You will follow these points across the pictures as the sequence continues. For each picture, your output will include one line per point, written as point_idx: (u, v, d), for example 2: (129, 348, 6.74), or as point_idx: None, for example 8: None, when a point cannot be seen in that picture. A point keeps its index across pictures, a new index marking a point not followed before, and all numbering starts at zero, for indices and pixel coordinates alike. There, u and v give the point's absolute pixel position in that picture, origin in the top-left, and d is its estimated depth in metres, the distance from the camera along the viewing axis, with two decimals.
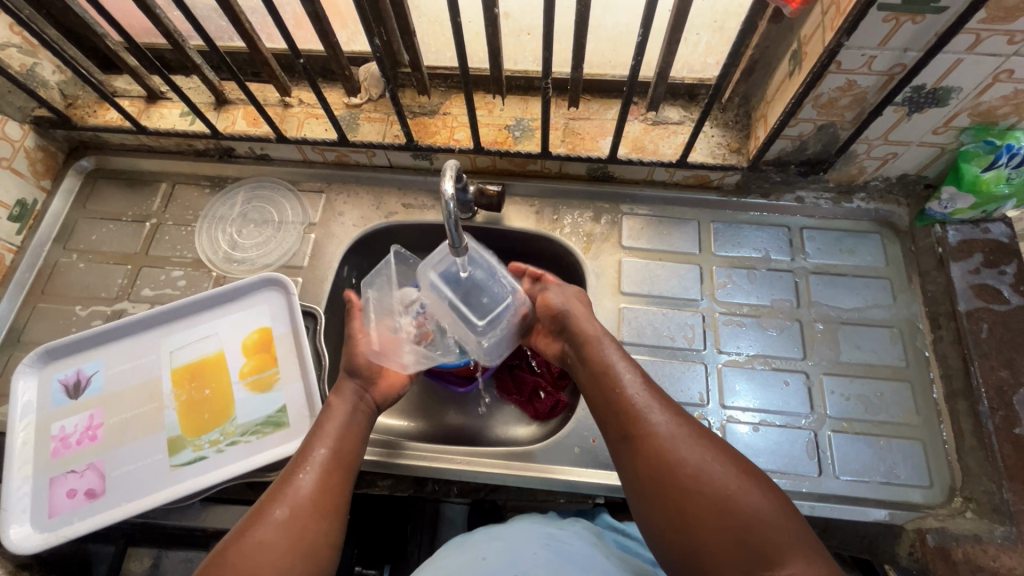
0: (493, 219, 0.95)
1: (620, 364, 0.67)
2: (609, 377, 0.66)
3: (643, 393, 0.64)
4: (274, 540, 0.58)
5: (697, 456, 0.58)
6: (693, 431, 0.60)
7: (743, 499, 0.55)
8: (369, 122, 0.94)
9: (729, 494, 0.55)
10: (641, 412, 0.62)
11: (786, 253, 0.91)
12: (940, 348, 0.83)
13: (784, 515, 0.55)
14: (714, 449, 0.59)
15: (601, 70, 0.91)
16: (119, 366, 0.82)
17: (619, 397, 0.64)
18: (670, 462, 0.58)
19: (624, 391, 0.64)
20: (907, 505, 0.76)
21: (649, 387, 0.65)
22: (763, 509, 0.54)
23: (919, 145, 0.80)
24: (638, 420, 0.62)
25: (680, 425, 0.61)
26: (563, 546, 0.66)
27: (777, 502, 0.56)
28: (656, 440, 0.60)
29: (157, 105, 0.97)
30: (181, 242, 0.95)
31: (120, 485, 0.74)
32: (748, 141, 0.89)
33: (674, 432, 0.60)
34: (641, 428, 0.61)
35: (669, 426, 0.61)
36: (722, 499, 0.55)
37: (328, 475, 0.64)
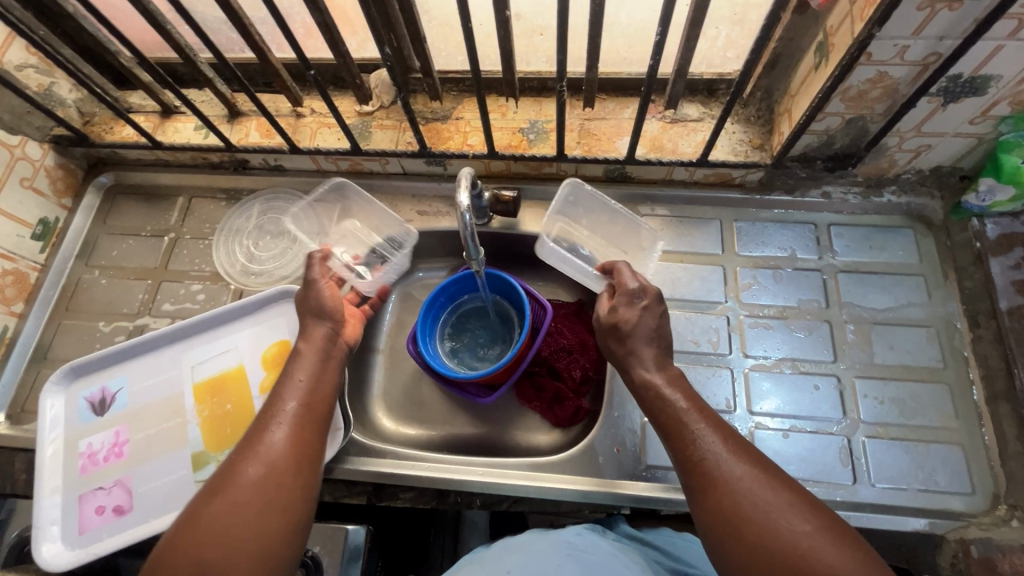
0: (509, 223, 0.93)
1: (680, 405, 0.64)
2: (675, 427, 0.63)
3: (709, 435, 0.61)
4: (247, 501, 0.56)
5: (774, 500, 0.55)
6: (766, 472, 0.57)
7: (817, 554, 0.51)
8: (381, 129, 0.93)
9: (802, 549, 0.52)
10: (708, 460, 0.59)
11: (813, 252, 0.88)
12: (979, 347, 0.80)
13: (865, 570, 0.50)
14: (785, 490, 0.56)
15: (617, 69, 0.88)
16: (143, 382, 0.83)
17: (684, 447, 0.61)
18: (745, 517, 0.54)
19: (686, 429, 0.62)
20: (948, 513, 0.72)
21: (720, 431, 0.61)
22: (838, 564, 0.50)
23: (955, 136, 0.76)
24: (704, 463, 0.59)
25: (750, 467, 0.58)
26: (585, 556, 0.65)
27: (859, 553, 0.51)
28: (726, 486, 0.57)
29: (171, 119, 0.97)
30: (200, 256, 0.96)
31: (147, 501, 0.75)
32: (771, 137, 0.86)
33: (742, 481, 0.56)
34: (709, 473, 0.58)
35: (735, 470, 0.57)
36: (799, 552, 0.52)
37: (296, 440, 0.62)
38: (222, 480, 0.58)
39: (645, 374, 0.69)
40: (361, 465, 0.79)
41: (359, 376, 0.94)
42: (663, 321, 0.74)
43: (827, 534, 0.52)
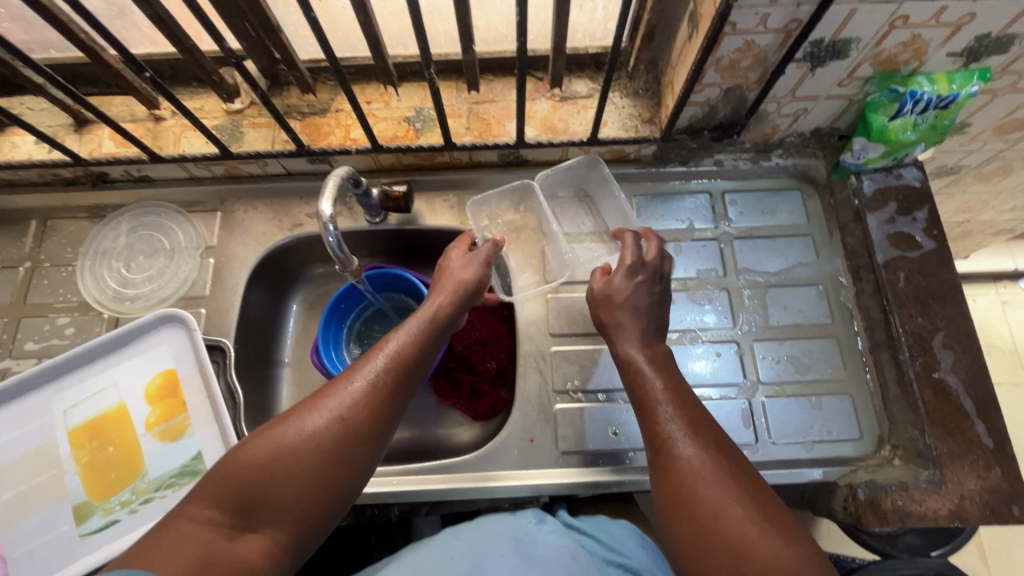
0: (407, 219, 0.89)
1: (656, 386, 0.64)
2: (645, 407, 0.63)
3: (677, 418, 0.60)
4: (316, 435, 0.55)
5: (722, 492, 0.53)
6: (726, 465, 0.56)
7: (761, 542, 0.49)
8: (254, 129, 0.85)
9: (741, 537, 0.50)
10: (667, 441, 0.59)
11: (710, 221, 0.89)
12: (862, 300, 0.84)
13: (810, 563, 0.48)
14: (742, 482, 0.54)
15: (500, 47, 0.85)
16: (7, 435, 0.74)
17: (651, 424, 0.61)
18: (693, 500, 0.53)
19: (656, 413, 0.62)
20: (838, 460, 0.77)
21: (690, 418, 0.60)
22: (780, 555, 0.48)
23: (827, 98, 0.78)
24: (664, 448, 0.58)
25: (707, 457, 0.56)
26: (531, 549, 0.65)
27: (804, 550, 0.49)
28: (678, 473, 0.56)
29: (6, 133, 0.86)
30: (63, 284, 0.86)
31: (26, 565, 0.68)
32: (659, 109, 0.85)
33: (699, 467, 0.55)
34: (665, 457, 0.58)
35: (696, 456, 0.56)
36: (737, 543, 0.50)
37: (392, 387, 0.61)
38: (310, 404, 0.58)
39: (628, 349, 0.69)
40: None
41: (264, 394, 0.89)
42: (659, 297, 0.75)
43: (776, 526, 0.51)
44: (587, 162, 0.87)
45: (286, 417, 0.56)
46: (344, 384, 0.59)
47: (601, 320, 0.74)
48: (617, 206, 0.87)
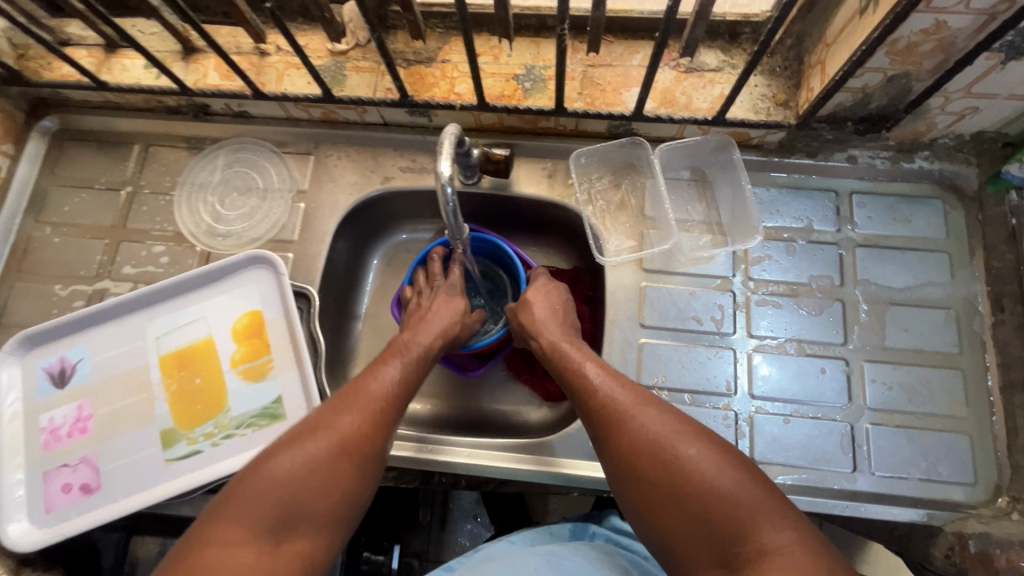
0: (501, 184, 0.84)
1: (579, 362, 0.66)
2: (582, 387, 0.64)
3: (617, 389, 0.62)
4: (294, 480, 0.54)
5: (689, 450, 0.55)
6: (677, 423, 0.57)
7: (727, 491, 0.51)
8: (357, 73, 0.82)
9: (716, 491, 0.52)
10: (612, 413, 0.60)
11: (832, 223, 0.80)
12: (1000, 333, 0.74)
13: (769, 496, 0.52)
14: (679, 421, 0.58)
15: (627, 6, 0.78)
16: (105, 353, 0.77)
17: (587, 398, 0.62)
18: (659, 463, 0.54)
19: (596, 395, 0.62)
20: (945, 504, 0.70)
21: (624, 383, 0.63)
22: (733, 488, 0.52)
23: (1007, 98, 0.67)
24: (617, 423, 0.59)
25: (657, 417, 0.58)
26: (564, 561, 0.62)
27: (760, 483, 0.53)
28: (638, 440, 0.57)
29: (117, 54, 0.86)
30: (161, 213, 0.87)
31: (116, 480, 0.71)
32: (798, 92, 0.76)
33: (650, 425, 0.57)
34: (619, 429, 0.58)
35: (640, 413, 0.59)
36: (712, 494, 0.51)
37: (374, 418, 0.61)
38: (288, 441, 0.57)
39: (546, 339, 0.71)
40: None
41: (339, 346, 0.89)
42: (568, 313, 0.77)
43: (737, 467, 0.53)
44: (716, 142, 0.80)
45: (266, 455, 0.56)
46: (332, 418, 0.59)
47: (517, 324, 0.76)
48: (739, 199, 0.80)
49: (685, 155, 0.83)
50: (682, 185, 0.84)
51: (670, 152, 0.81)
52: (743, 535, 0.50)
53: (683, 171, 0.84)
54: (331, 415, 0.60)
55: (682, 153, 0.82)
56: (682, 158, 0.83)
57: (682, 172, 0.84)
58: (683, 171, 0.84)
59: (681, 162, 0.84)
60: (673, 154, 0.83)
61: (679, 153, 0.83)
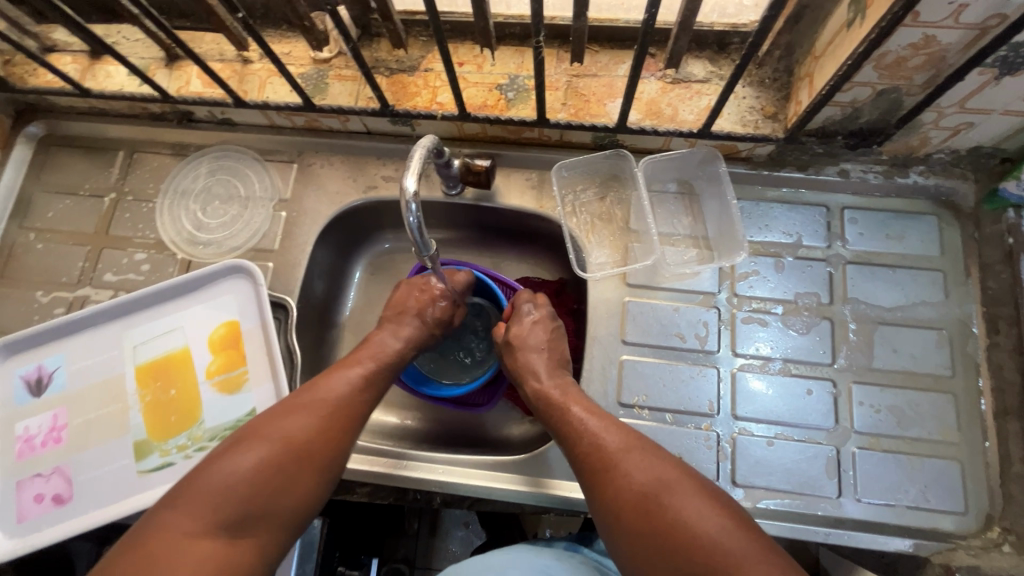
0: (484, 195, 0.83)
1: (569, 406, 0.64)
2: (570, 432, 0.62)
3: (605, 434, 0.60)
4: (238, 484, 0.53)
5: (678, 496, 0.53)
6: (665, 469, 0.56)
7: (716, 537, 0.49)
8: (340, 81, 0.81)
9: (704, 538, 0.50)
10: (599, 458, 0.58)
11: (822, 239, 0.78)
12: (994, 356, 0.72)
13: (761, 545, 0.49)
14: (668, 468, 0.56)
15: (612, 15, 0.76)
16: (81, 362, 0.77)
17: (576, 444, 0.61)
18: (646, 512, 0.52)
19: (585, 441, 0.60)
20: (934, 533, 0.67)
21: (613, 429, 0.61)
22: (717, 534, 0.50)
23: (1003, 114, 0.64)
24: (604, 470, 0.57)
25: (644, 462, 0.57)
26: None
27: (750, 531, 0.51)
28: (624, 486, 0.55)
29: (102, 61, 0.86)
30: (143, 220, 0.87)
31: (88, 491, 0.71)
32: (787, 105, 0.74)
33: (632, 464, 0.56)
34: (606, 476, 0.56)
35: (627, 459, 0.57)
36: (700, 543, 0.49)
37: (329, 432, 0.59)
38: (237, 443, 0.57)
39: (536, 383, 0.69)
40: None
41: (320, 356, 0.88)
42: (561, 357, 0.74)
43: (727, 516, 0.51)
44: (702, 155, 0.79)
45: (219, 454, 0.56)
46: (287, 424, 0.58)
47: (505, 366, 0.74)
48: (725, 213, 0.78)
49: (671, 170, 0.81)
50: (669, 200, 0.82)
51: (655, 165, 0.80)
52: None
53: (670, 186, 0.83)
54: (285, 417, 0.59)
55: (668, 167, 0.81)
56: (669, 172, 0.82)
57: (668, 186, 0.83)
58: (670, 186, 0.83)
59: (667, 176, 0.82)
60: (659, 168, 0.81)
61: (666, 167, 0.81)
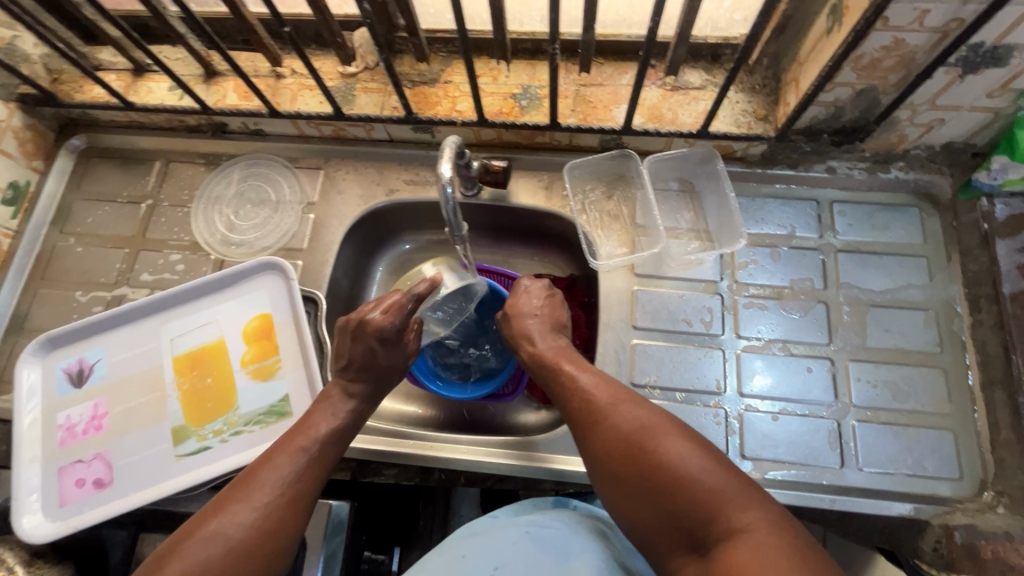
0: (500, 196, 0.89)
1: (562, 369, 0.69)
2: (565, 393, 0.67)
3: (596, 390, 0.65)
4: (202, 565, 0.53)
5: (661, 439, 0.57)
6: (650, 417, 0.60)
7: (696, 475, 0.54)
8: (366, 93, 0.88)
9: (685, 477, 0.54)
10: (592, 413, 0.63)
11: (814, 230, 0.85)
12: (978, 332, 0.77)
13: (737, 482, 0.53)
14: (653, 417, 0.60)
15: (616, 30, 0.84)
16: (121, 354, 0.81)
17: (570, 401, 0.66)
18: (633, 458, 0.57)
19: (578, 399, 0.65)
20: (932, 498, 0.72)
21: (604, 385, 0.66)
22: (699, 470, 0.54)
23: (970, 110, 0.72)
24: (594, 423, 0.62)
25: (632, 411, 0.61)
26: (544, 532, 0.62)
27: (730, 470, 0.55)
28: (614, 436, 0.60)
29: (144, 78, 0.92)
30: (178, 224, 0.92)
31: (128, 475, 0.74)
32: (776, 107, 0.81)
33: (619, 415, 0.61)
34: (597, 428, 0.62)
35: (614, 412, 0.62)
36: (682, 482, 0.54)
37: (296, 493, 0.61)
38: (193, 526, 0.56)
39: (533, 349, 0.73)
40: (348, 441, 0.77)
41: None
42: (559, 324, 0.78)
43: (708, 457, 0.56)
44: (700, 154, 0.85)
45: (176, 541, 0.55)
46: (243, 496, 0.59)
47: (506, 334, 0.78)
48: (724, 207, 0.85)
49: (672, 169, 0.88)
50: (671, 198, 0.89)
51: (658, 164, 0.86)
52: (712, 518, 0.52)
53: (671, 184, 0.89)
54: (249, 485, 0.60)
55: (670, 166, 0.87)
56: (670, 173, 0.88)
57: (670, 185, 0.89)
58: (671, 185, 0.89)
59: (669, 175, 0.89)
60: (661, 168, 0.88)
61: (669, 166, 0.88)
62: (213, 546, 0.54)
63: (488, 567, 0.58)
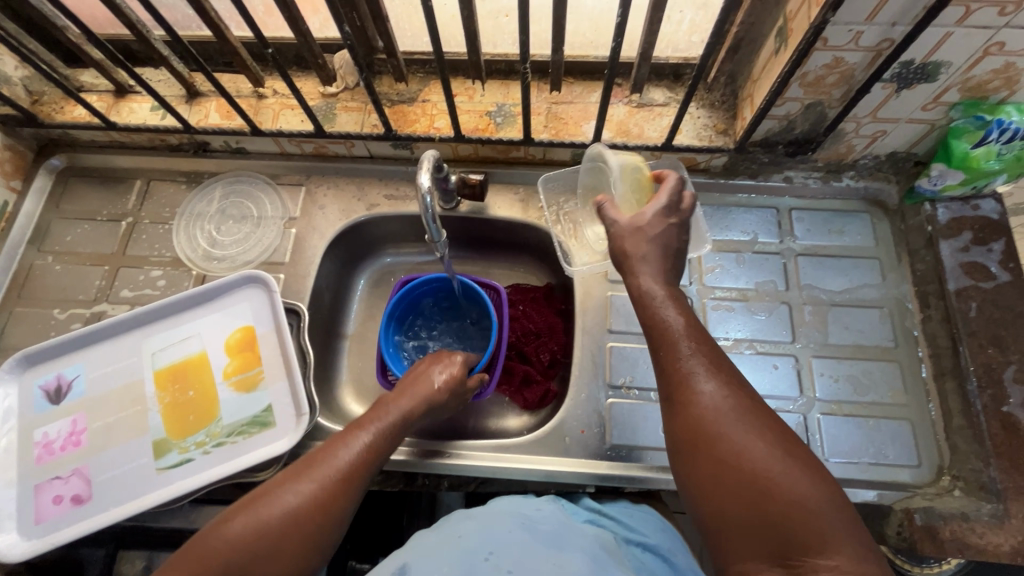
0: (478, 208, 0.93)
1: (668, 318, 0.57)
2: (661, 342, 0.57)
3: (697, 355, 0.55)
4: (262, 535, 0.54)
5: (754, 438, 0.50)
6: (750, 407, 0.52)
7: (789, 488, 0.47)
8: (346, 112, 0.91)
9: (774, 485, 0.47)
10: (683, 379, 0.54)
11: (775, 236, 0.90)
12: (929, 327, 0.83)
13: (835, 513, 0.46)
14: (755, 412, 0.51)
15: (584, 52, 0.89)
16: (101, 369, 0.81)
17: (661, 355, 0.56)
18: (720, 448, 0.50)
19: (672, 354, 0.55)
20: (894, 484, 0.76)
21: (706, 350, 0.55)
22: (808, 493, 0.46)
23: (908, 121, 0.78)
24: (683, 387, 0.54)
25: (728, 395, 0.52)
26: (537, 527, 0.64)
27: (831, 498, 0.47)
28: (702, 411, 0.52)
29: (126, 99, 0.94)
30: (159, 241, 0.93)
31: (106, 490, 0.74)
32: (734, 122, 0.87)
33: (721, 403, 0.52)
34: (684, 393, 0.53)
35: (710, 389, 0.53)
36: (769, 488, 0.47)
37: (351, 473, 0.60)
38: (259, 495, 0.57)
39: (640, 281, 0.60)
40: None
41: (327, 362, 0.93)
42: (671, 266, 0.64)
43: (809, 476, 0.48)
44: (667, 166, 0.89)
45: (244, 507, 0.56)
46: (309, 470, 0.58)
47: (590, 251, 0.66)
48: (691, 215, 0.88)
49: None
50: None
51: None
52: (795, 538, 0.45)
53: None
54: (314, 465, 0.59)
55: None
56: None
57: None
58: None
59: None
60: None
61: None
62: (276, 514, 0.55)
63: (482, 552, 0.59)
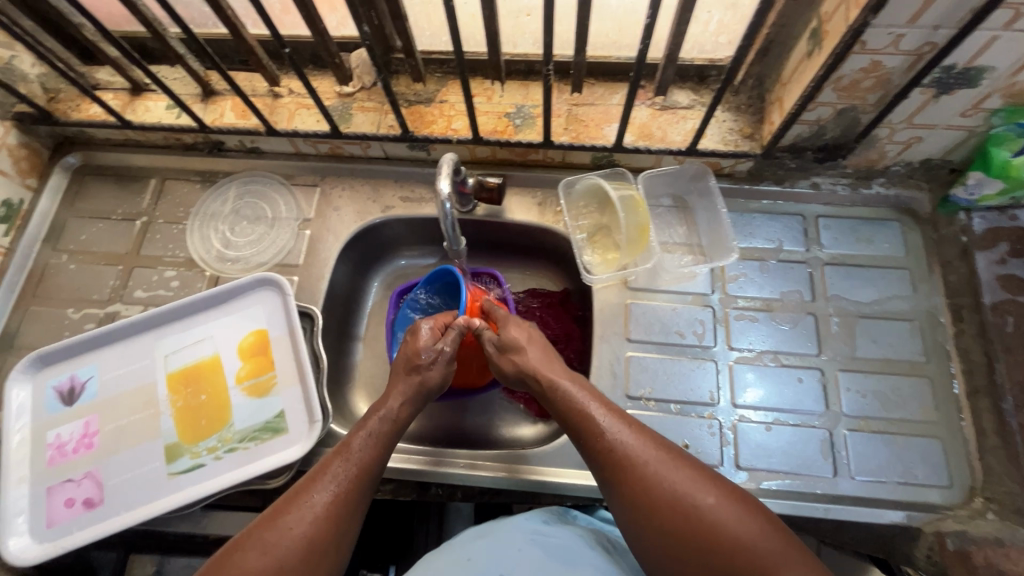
0: (494, 211, 0.91)
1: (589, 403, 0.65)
2: (587, 421, 0.63)
3: (624, 430, 0.62)
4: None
5: (694, 487, 0.57)
6: (681, 464, 0.59)
7: (733, 525, 0.54)
8: (362, 112, 0.90)
9: (719, 526, 0.54)
10: (621, 453, 0.60)
11: (800, 244, 0.87)
12: (961, 341, 0.80)
13: (772, 536, 0.54)
14: (689, 469, 0.58)
15: (606, 52, 0.86)
16: (113, 371, 0.80)
17: (592, 438, 0.62)
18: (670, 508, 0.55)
19: (603, 435, 0.62)
20: (923, 505, 0.73)
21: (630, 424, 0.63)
22: (748, 531, 0.53)
23: (946, 128, 0.75)
24: (623, 463, 0.59)
25: (660, 455, 0.60)
26: (550, 541, 0.63)
27: (767, 525, 0.55)
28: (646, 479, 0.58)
29: (142, 97, 0.93)
30: (173, 241, 0.92)
31: (118, 494, 0.73)
32: (761, 126, 0.84)
33: (660, 463, 0.58)
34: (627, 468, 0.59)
35: (647, 455, 0.59)
36: (717, 530, 0.54)
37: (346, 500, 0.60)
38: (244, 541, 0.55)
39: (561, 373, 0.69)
40: None
41: (340, 366, 0.92)
42: None
43: (744, 510, 0.55)
44: (693, 171, 0.88)
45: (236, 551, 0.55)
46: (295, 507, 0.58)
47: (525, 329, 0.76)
48: (716, 221, 0.87)
49: (667, 183, 0.90)
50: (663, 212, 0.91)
51: (649, 182, 0.89)
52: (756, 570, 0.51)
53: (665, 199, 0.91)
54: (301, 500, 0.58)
55: (664, 181, 0.90)
56: (664, 187, 0.91)
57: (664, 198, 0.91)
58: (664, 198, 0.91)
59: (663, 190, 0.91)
60: (658, 183, 0.90)
61: (662, 181, 0.90)
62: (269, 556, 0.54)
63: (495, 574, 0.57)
